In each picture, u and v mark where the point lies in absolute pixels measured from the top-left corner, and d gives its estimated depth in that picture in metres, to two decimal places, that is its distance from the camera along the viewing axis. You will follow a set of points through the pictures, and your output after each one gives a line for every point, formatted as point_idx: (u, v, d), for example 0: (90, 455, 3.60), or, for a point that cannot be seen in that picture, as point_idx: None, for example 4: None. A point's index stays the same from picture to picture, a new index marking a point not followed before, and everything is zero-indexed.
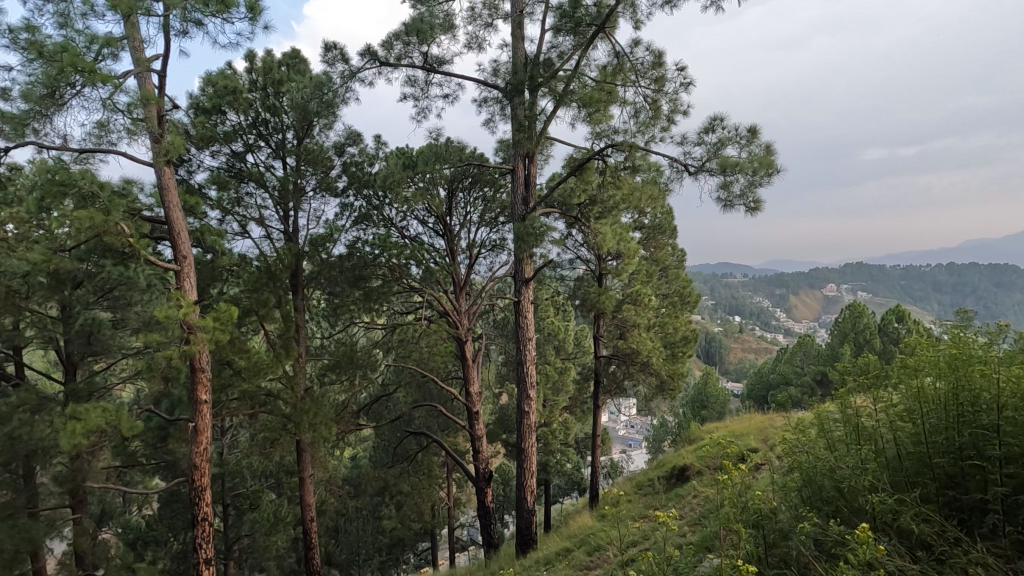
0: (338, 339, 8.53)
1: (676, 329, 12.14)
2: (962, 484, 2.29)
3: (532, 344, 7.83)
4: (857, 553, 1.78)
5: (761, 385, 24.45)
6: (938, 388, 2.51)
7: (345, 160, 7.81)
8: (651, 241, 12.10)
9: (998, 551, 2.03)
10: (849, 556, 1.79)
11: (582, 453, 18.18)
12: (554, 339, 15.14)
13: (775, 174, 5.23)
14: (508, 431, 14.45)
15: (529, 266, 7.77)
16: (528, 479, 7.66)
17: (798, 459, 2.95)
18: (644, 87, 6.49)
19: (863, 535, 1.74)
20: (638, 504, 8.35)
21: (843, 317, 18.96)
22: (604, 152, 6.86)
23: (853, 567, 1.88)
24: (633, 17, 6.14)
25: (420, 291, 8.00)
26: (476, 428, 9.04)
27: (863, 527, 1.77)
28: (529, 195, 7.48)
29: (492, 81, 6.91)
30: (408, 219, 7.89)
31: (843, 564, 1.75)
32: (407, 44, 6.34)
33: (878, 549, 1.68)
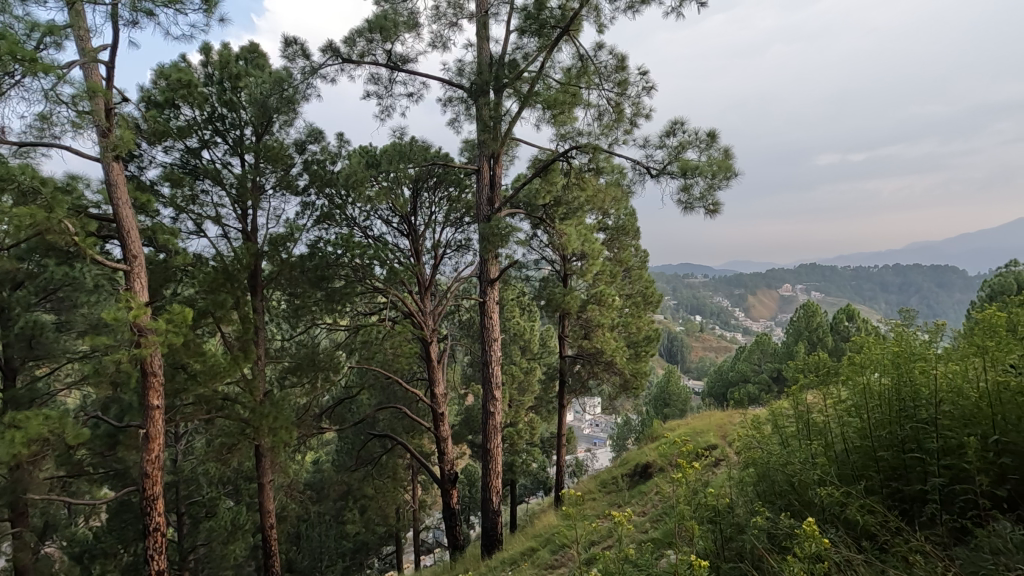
0: (300, 341, 8.38)
1: (639, 328, 12.37)
2: (904, 475, 2.39)
3: (498, 344, 7.82)
4: (803, 545, 1.84)
5: (720, 382, 25.13)
6: (882, 384, 2.63)
7: (306, 158, 7.62)
8: (614, 241, 12.27)
9: (936, 538, 2.12)
10: (796, 550, 1.86)
11: (547, 453, 18.30)
12: (520, 340, 15.16)
13: (733, 177, 5.40)
14: (474, 432, 14.38)
15: (495, 266, 7.74)
16: (494, 480, 7.65)
17: (752, 455, 3.04)
18: (608, 90, 6.58)
19: (808, 528, 1.80)
20: (602, 502, 8.47)
21: (797, 316, 19.68)
22: (568, 154, 6.93)
23: (800, 560, 1.94)
24: (597, 21, 6.23)
25: (384, 292, 7.91)
26: (442, 429, 9.00)
27: (809, 521, 1.83)
28: (494, 195, 7.49)
29: (457, 80, 6.88)
30: (371, 218, 7.79)
31: (790, 558, 1.81)
32: (370, 41, 6.25)
33: (822, 542, 1.73)
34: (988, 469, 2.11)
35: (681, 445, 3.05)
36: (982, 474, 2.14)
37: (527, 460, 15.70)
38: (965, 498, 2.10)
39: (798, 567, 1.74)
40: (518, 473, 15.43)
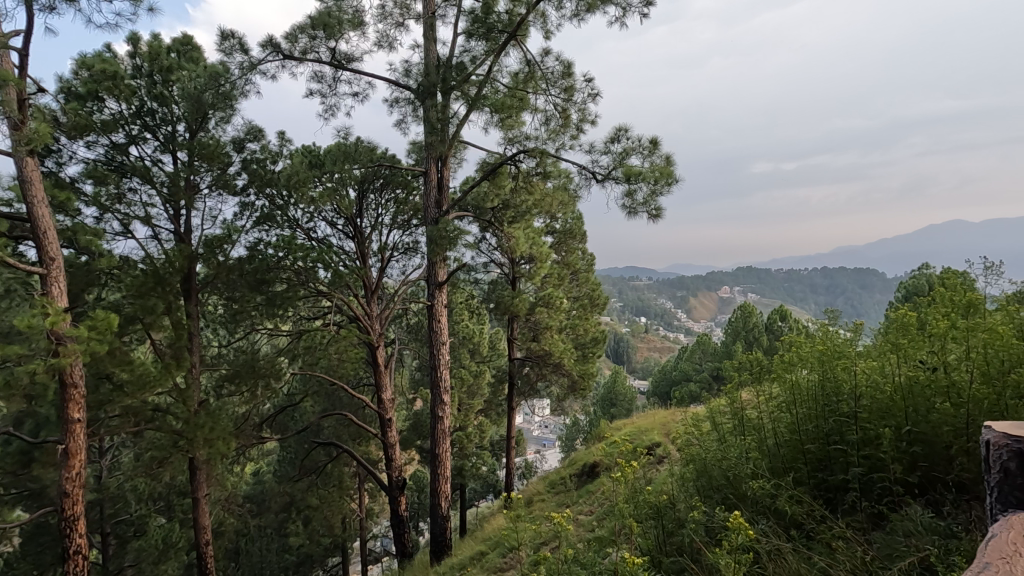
0: (239, 348, 8.04)
1: (587, 330, 12.61)
2: (829, 466, 2.54)
3: (446, 348, 7.75)
4: (732, 537, 1.91)
5: (664, 381, 25.91)
6: (810, 380, 2.79)
7: (245, 156, 7.32)
8: (562, 245, 12.44)
9: (856, 524, 2.26)
10: (724, 542, 1.93)
11: (497, 456, 18.29)
12: (469, 343, 15.06)
13: (674, 184, 5.60)
14: (422, 437, 14.17)
15: (443, 270, 7.67)
16: (443, 485, 7.56)
17: (692, 452, 3.15)
18: (554, 95, 6.67)
19: (736, 521, 1.88)
20: (551, 503, 8.53)
21: (735, 317, 20.57)
22: (516, 158, 6.97)
23: (731, 553, 2.02)
24: (544, 27, 6.31)
25: (328, 295, 7.71)
26: (390, 436, 8.82)
27: (736, 513, 1.91)
28: (442, 198, 7.44)
29: (404, 81, 6.80)
30: (314, 220, 7.60)
31: (719, 550, 1.88)
32: (313, 38, 6.07)
33: (747, 533, 1.80)
34: (902, 458, 2.28)
35: (624, 445, 3.13)
36: (897, 463, 2.31)
37: (477, 464, 15.64)
38: (882, 485, 2.26)
39: (726, 560, 1.81)
40: (467, 477, 15.33)
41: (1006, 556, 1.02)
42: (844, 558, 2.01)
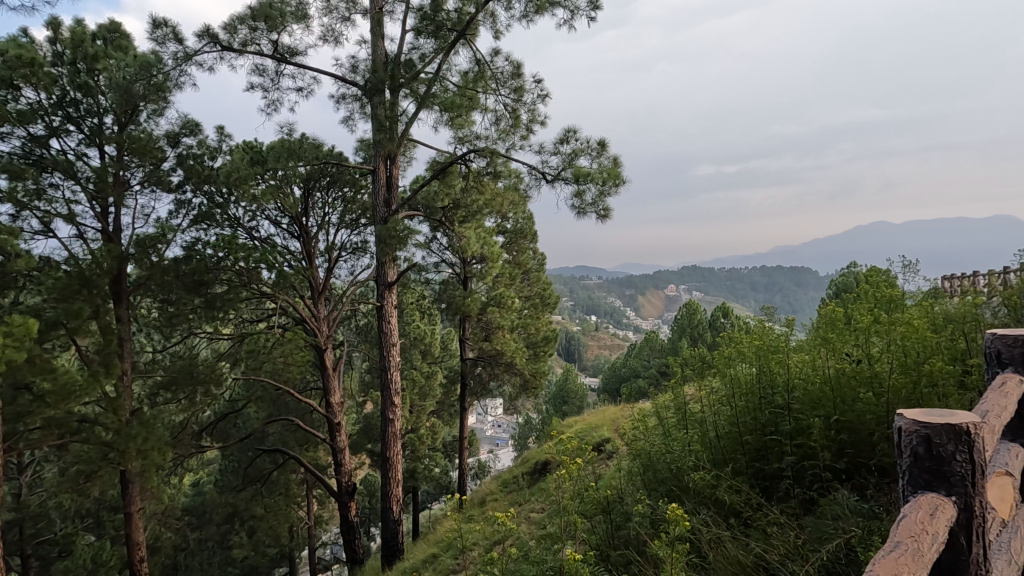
0: (175, 353, 7.63)
1: (538, 329, 12.74)
2: (765, 456, 2.65)
3: (397, 349, 7.62)
4: (671, 529, 1.97)
5: (614, 378, 26.45)
6: (748, 374, 2.91)
7: (180, 152, 6.95)
8: (513, 245, 12.49)
9: (790, 510, 2.37)
10: (662, 534, 1.98)
11: (450, 457, 18.17)
12: (421, 344, 14.86)
13: (622, 185, 5.72)
14: (373, 440, 13.88)
15: (393, 270, 7.55)
16: (394, 488, 7.44)
17: (638, 447, 3.22)
18: (504, 96, 6.69)
19: (671, 513, 1.92)
20: (504, 502, 8.56)
21: (681, 315, 21.26)
22: (466, 157, 6.95)
23: (671, 544, 2.06)
24: (494, 27, 6.32)
25: (273, 297, 7.49)
26: (339, 440, 8.62)
27: (673, 505, 1.96)
28: (392, 196, 7.33)
29: (351, 77, 6.65)
30: (257, 219, 7.35)
31: (656, 543, 1.93)
32: (253, 29, 5.85)
33: (684, 524, 1.86)
34: (830, 446, 2.42)
35: (571, 442, 3.18)
36: (826, 450, 2.44)
37: (429, 466, 15.48)
38: (813, 473, 2.37)
39: (662, 552, 1.86)
40: (420, 479, 15.13)
41: (914, 533, 1.09)
42: (778, 543, 2.11)
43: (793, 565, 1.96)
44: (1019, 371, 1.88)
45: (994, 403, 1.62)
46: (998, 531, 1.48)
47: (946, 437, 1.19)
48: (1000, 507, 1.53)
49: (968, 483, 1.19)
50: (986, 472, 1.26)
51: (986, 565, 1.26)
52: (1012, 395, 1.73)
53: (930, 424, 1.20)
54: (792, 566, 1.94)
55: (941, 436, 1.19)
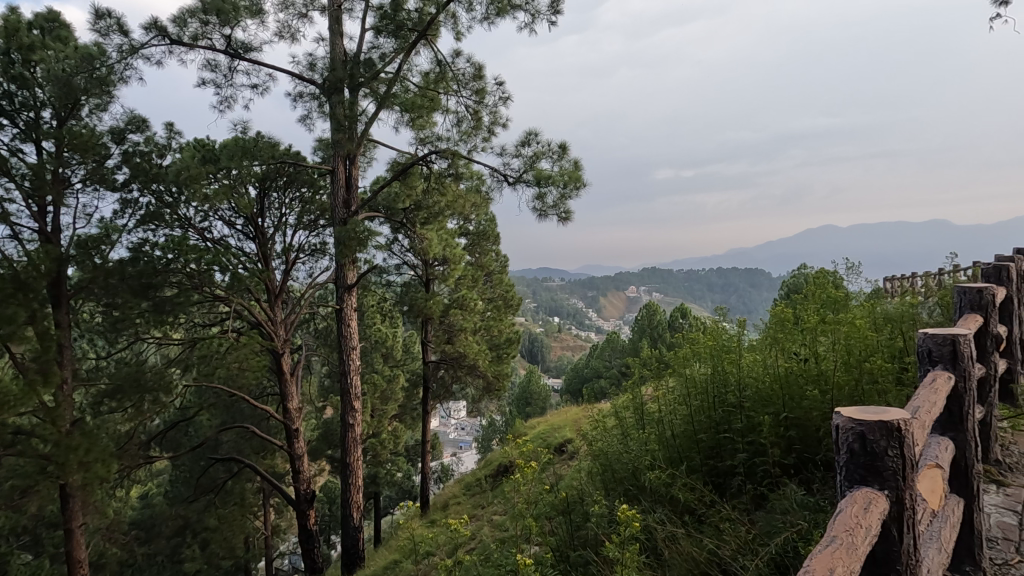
0: (121, 359, 7.27)
1: (501, 331, 12.75)
2: (719, 453, 2.71)
3: (357, 353, 7.47)
4: (621, 529, 2.01)
5: (576, 378, 26.69)
6: (703, 374, 2.99)
7: (126, 149, 6.63)
8: (476, 247, 12.48)
9: (742, 506, 2.44)
10: (613, 536, 2.01)
11: (413, 461, 17.95)
12: (382, 347, 14.60)
13: (583, 188, 5.78)
14: (333, 446, 13.55)
15: (353, 272, 7.41)
16: (354, 495, 7.28)
17: (596, 447, 3.26)
18: (466, 97, 6.67)
19: (622, 515, 1.97)
20: (467, 505, 8.52)
21: (641, 316, 21.68)
22: (428, 158, 6.90)
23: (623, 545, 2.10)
24: (455, 28, 6.31)
25: (226, 300, 7.29)
26: (297, 447, 8.40)
27: (624, 507, 2.00)
28: (351, 197, 7.22)
29: (308, 75, 6.50)
30: (209, 220, 7.12)
31: (606, 544, 1.97)
32: (205, 23, 5.65)
33: (634, 525, 1.90)
34: (779, 442, 2.50)
35: (528, 443, 3.20)
36: (776, 446, 2.52)
37: (391, 470, 15.24)
38: (763, 469, 2.45)
39: (613, 552, 1.91)
40: (382, 485, 14.90)
41: (848, 527, 1.14)
42: (730, 538, 2.17)
43: (743, 560, 2.01)
44: (947, 369, 2.02)
45: (925, 399, 1.73)
46: (928, 521, 1.57)
47: (879, 434, 1.25)
48: (929, 498, 1.63)
49: (899, 477, 1.26)
50: (917, 466, 1.33)
51: (916, 556, 1.33)
52: (942, 392, 1.85)
53: (865, 421, 1.26)
54: (742, 561, 1.99)
55: (875, 433, 1.25)
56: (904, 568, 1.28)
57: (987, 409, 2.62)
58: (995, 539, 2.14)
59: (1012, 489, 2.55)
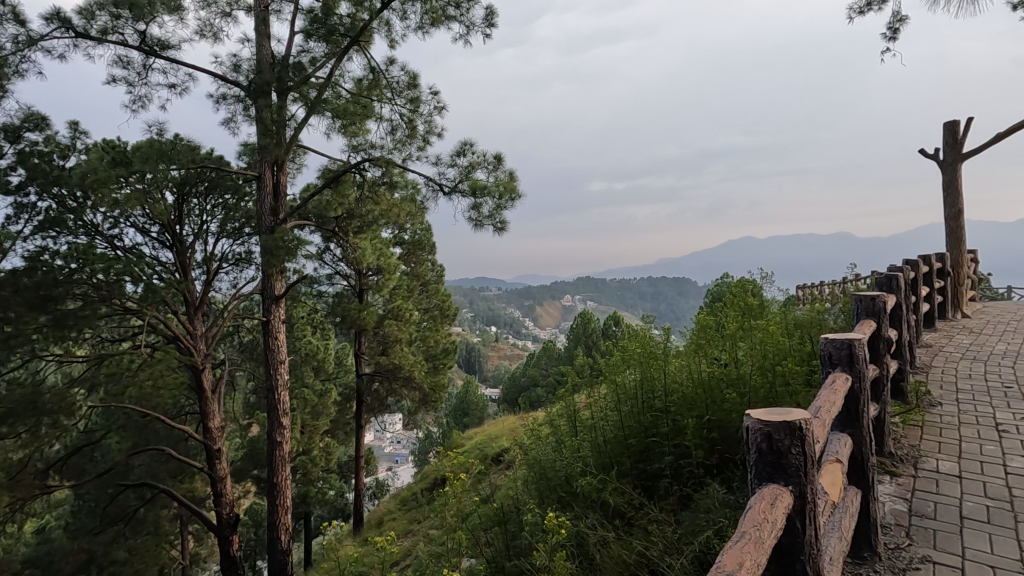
0: (13, 380, 6.57)
1: (437, 342, 12.61)
2: (647, 456, 2.80)
3: (285, 367, 7.15)
4: (548, 537, 2.09)
5: (514, 387, 26.79)
6: (633, 380, 3.08)
7: (21, 148, 6.05)
8: (411, 256, 12.32)
9: (669, 507, 2.54)
10: (542, 544, 2.04)
11: (345, 478, 17.31)
12: (313, 360, 14.03)
13: (518, 199, 5.85)
14: (260, 466, 12.84)
15: (280, 283, 7.11)
16: (282, 516, 7.01)
17: (530, 456, 3.29)
18: (400, 105, 6.61)
19: (551, 523, 2.00)
20: (402, 521, 8.32)
21: (576, 324, 22.14)
22: (360, 166, 6.76)
23: (553, 553, 2.13)
24: (389, 36, 6.24)
25: (139, 313, 6.79)
26: (219, 468, 7.91)
27: (552, 514, 2.03)
28: (279, 205, 6.94)
29: (232, 77, 6.21)
30: (120, 226, 6.63)
31: (535, 553, 2.00)
32: (116, 17, 5.28)
33: (561, 531, 1.95)
34: (703, 444, 2.62)
35: (460, 456, 3.18)
36: (700, 448, 2.64)
37: (323, 489, 14.63)
38: (687, 470, 2.55)
39: (540, 560, 1.94)
40: (313, 504, 14.14)
41: (756, 522, 1.22)
42: (657, 539, 2.24)
43: (669, 559, 2.08)
44: (845, 370, 2.20)
45: (825, 399, 1.88)
46: (828, 512, 1.71)
47: (783, 433, 1.34)
48: (830, 490, 1.77)
49: (801, 473, 1.36)
50: (817, 462, 1.44)
51: (818, 546, 1.43)
52: (840, 393, 2.02)
53: (771, 422, 1.35)
54: (669, 560, 2.06)
55: (779, 433, 1.34)
56: (809, 558, 1.38)
57: (881, 406, 2.88)
58: (889, 525, 2.34)
59: (903, 478, 2.80)
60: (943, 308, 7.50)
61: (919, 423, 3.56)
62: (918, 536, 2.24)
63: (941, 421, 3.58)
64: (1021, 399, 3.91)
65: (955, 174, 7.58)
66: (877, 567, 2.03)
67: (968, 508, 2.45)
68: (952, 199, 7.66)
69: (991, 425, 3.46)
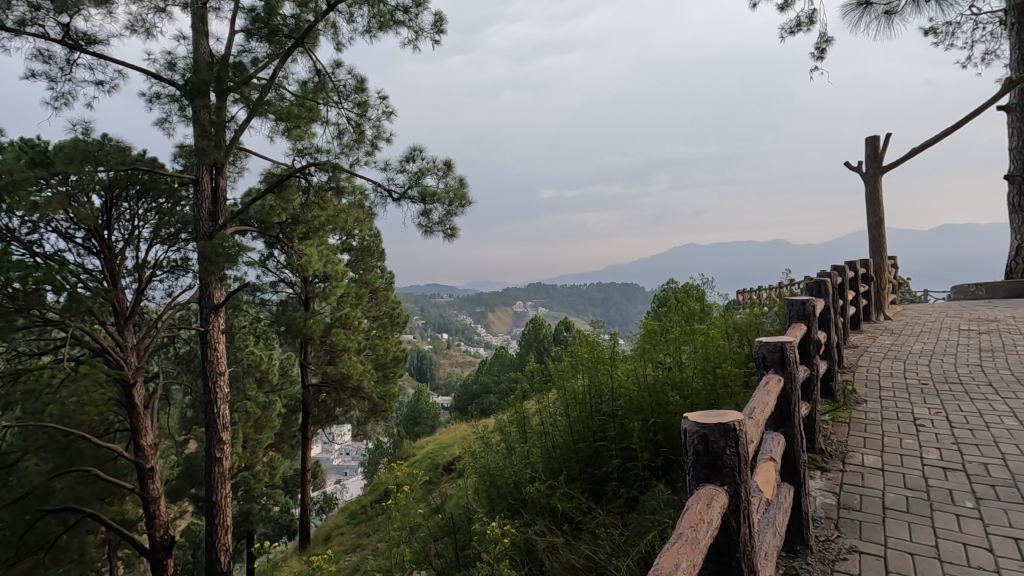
0: None
1: (387, 350, 12.36)
2: (596, 461, 2.84)
3: (225, 379, 6.83)
4: (493, 547, 2.10)
5: (466, 394, 26.63)
6: (581, 385, 3.12)
7: None
8: (359, 263, 12.08)
9: (616, 510, 2.58)
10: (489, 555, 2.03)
11: (291, 493, 16.66)
12: (256, 371, 13.46)
13: (468, 206, 5.83)
14: (197, 484, 12.18)
15: (220, 291, 6.79)
16: (222, 537, 6.68)
17: (480, 465, 3.26)
18: (347, 109, 6.48)
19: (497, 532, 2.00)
20: (351, 535, 8.09)
21: (527, 330, 22.28)
22: (306, 170, 6.58)
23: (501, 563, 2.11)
24: (335, 38, 6.12)
25: (62, 324, 6.33)
26: (151, 488, 7.45)
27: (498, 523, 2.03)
28: (218, 209, 6.65)
29: (167, 75, 5.92)
30: (40, 232, 6.17)
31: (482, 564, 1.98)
32: (36, 8, 4.94)
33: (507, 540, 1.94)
34: (649, 446, 2.68)
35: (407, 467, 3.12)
36: (646, 450, 2.70)
37: (267, 506, 14.02)
38: (634, 472, 2.61)
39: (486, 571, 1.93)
40: (256, 522, 13.50)
41: (693, 523, 1.25)
42: (604, 542, 2.27)
43: (615, 562, 2.11)
44: (778, 372, 2.30)
45: (759, 400, 1.96)
46: (763, 510, 1.78)
47: (718, 435, 1.39)
48: (764, 488, 1.84)
49: (736, 473, 1.41)
50: (751, 462, 1.50)
51: (753, 543, 1.49)
52: (773, 393, 2.11)
53: (707, 425, 1.39)
54: (616, 563, 2.09)
55: (714, 435, 1.39)
56: (744, 555, 1.43)
57: (812, 405, 3.03)
58: (820, 519, 2.47)
59: (832, 473, 2.96)
60: (868, 311, 8.01)
61: (846, 419, 3.78)
62: (846, 528, 2.36)
63: (866, 417, 3.81)
64: (936, 396, 4.21)
65: (876, 186, 8.14)
66: (809, 560, 2.13)
67: (890, 499, 2.62)
68: (874, 209, 8.21)
69: (910, 419, 3.72)
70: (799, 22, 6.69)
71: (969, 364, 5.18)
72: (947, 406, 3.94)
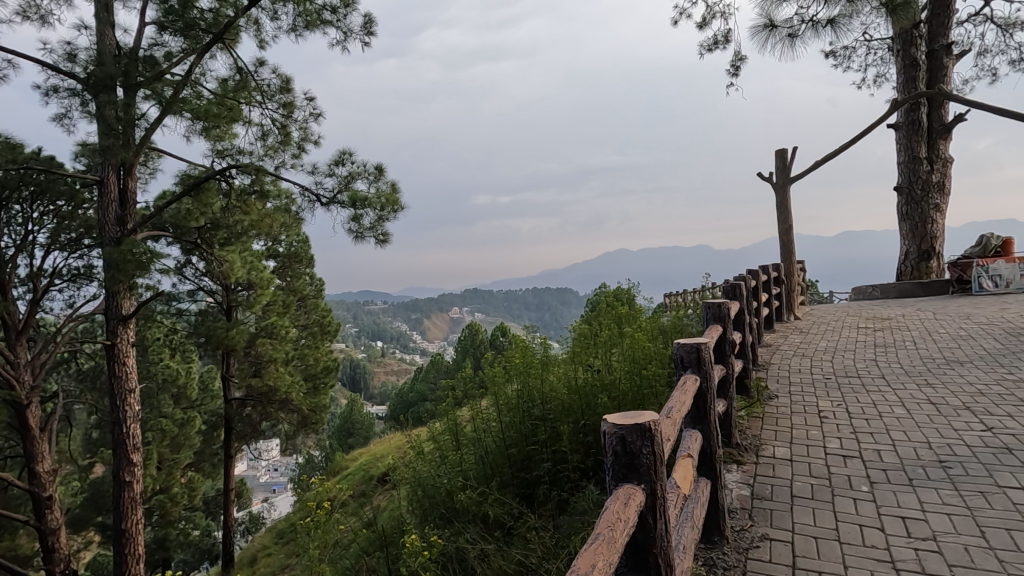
0: None
1: (317, 360, 11.93)
2: (527, 465, 2.88)
3: (136, 396, 6.31)
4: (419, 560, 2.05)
5: (401, 403, 26.17)
6: (514, 390, 3.15)
7: None
8: (287, 270, 11.60)
9: (548, 513, 2.62)
10: None
11: (213, 516, 15.65)
12: (173, 387, 12.57)
13: (400, 212, 5.74)
14: (105, 512, 11.18)
15: (129, 301, 6.28)
16: (132, 568, 6.17)
17: (410, 476, 3.21)
18: (272, 110, 6.23)
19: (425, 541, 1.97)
20: (279, 556, 7.71)
21: (463, 336, 22.24)
22: (226, 172, 6.24)
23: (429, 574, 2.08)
24: (258, 35, 5.86)
25: None
26: (49, 520, 6.76)
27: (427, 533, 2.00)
28: (127, 213, 6.18)
29: (65, 67, 5.45)
30: None
31: None
32: None
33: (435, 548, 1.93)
34: (579, 449, 2.76)
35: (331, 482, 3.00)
36: (576, 452, 2.77)
37: (185, 530, 13.09)
38: (564, 474, 2.65)
39: None
40: (173, 549, 12.63)
41: (610, 522, 1.28)
42: (535, 546, 2.29)
43: (546, 564, 2.14)
44: (695, 371, 2.42)
45: (677, 399, 2.05)
46: (680, 504, 1.86)
47: (635, 435, 1.44)
48: (681, 483, 1.93)
49: (651, 472, 1.46)
50: (667, 461, 1.56)
51: (669, 539, 1.56)
52: (690, 392, 2.22)
53: (623, 426, 1.44)
54: (546, 564, 2.11)
55: (631, 436, 1.43)
56: (660, 550, 1.49)
57: (728, 402, 3.21)
58: (735, 509, 2.61)
59: (747, 466, 3.14)
60: (780, 311, 8.59)
61: (760, 415, 4.02)
62: (758, 517, 2.51)
63: (777, 411, 4.08)
64: (839, 389, 4.56)
65: (785, 195, 8.75)
66: (725, 550, 2.25)
67: (797, 487, 2.81)
68: (784, 217, 8.83)
69: (815, 412, 4.01)
70: (716, 40, 7.11)
71: (866, 358, 5.67)
72: (848, 399, 4.27)
